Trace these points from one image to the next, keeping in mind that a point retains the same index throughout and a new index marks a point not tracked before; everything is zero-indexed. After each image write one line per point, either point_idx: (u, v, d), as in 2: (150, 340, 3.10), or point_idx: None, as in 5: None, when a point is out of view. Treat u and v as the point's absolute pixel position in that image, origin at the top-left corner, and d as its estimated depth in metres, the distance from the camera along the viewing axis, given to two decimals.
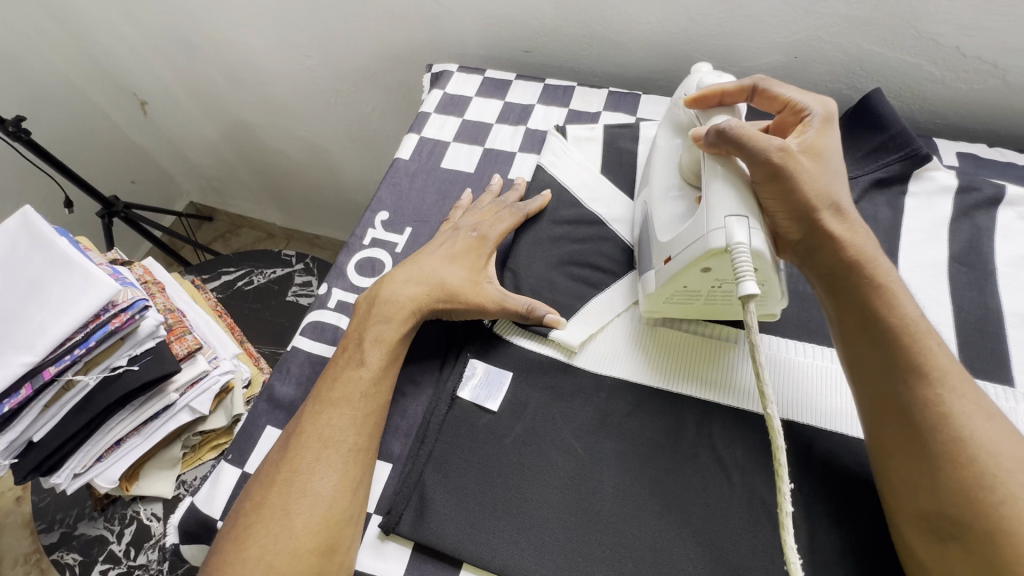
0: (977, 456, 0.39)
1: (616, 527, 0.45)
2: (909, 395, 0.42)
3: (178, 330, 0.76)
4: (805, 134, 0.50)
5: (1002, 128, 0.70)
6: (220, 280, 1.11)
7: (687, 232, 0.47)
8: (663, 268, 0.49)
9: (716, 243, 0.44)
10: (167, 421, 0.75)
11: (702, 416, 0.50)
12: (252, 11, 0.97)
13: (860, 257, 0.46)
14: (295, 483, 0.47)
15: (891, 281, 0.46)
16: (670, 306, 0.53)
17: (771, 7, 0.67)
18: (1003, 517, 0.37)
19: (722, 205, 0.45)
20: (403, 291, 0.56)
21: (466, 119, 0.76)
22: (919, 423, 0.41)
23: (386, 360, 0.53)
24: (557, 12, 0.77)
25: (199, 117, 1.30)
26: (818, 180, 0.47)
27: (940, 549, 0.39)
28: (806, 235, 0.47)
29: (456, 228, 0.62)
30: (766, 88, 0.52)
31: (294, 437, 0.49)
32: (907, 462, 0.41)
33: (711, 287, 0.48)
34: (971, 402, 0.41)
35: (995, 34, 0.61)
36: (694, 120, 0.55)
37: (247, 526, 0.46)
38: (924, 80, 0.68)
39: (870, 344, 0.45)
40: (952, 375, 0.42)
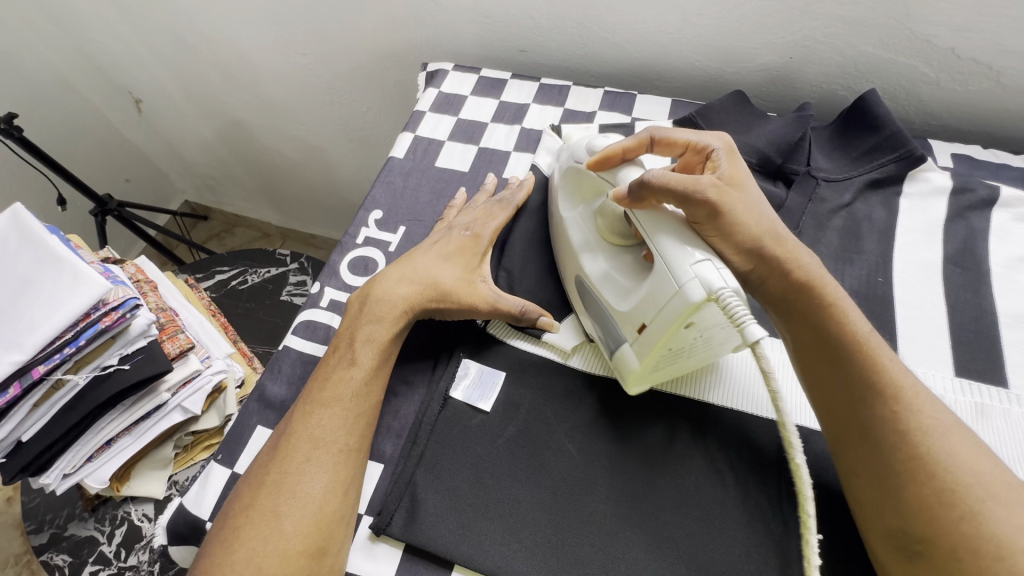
0: (937, 472, 0.39)
1: (609, 529, 0.45)
2: (869, 415, 0.42)
3: (169, 329, 0.76)
4: (719, 168, 0.50)
5: (998, 131, 0.70)
6: (214, 279, 1.10)
7: (654, 293, 0.45)
8: (641, 338, 0.46)
9: (696, 295, 0.41)
10: (159, 421, 0.74)
11: (697, 417, 0.50)
12: (247, 10, 0.97)
13: (810, 280, 0.46)
14: (284, 484, 0.46)
15: (841, 299, 0.46)
16: (656, 374, 0.48)
17: (767, 7, 0.66)
18: (964, 532, 0.37)
19: (685, 255, 0.43)
20: (396, 289, 0.56)
21: (461, 118, 0.76)
22: (881, 442, 0.41)
23: (378, 359, 0.53)
24: (553, 10, 0.76)
25: (194, 116, 1.29)
26: (751, 210, 0.48)
27: (906, 565, 0.38)
28: (758, 263, 0.47)
29: (450, 227, 0.61)
30: (662, 136, 0.52)
31: (284, 438, 0.49)
32: (872, 478, 0.41)
33: (693, 341, 0.45)
34: (929, 416, 0.41)
35: (990, 36, 0.61)
36: (598, 179, 0.55)
37: (235, 527, 0.45)
38: (919, 82, 0.68)
39: (825, 365, 0.45)
40: (907, 389, 0.42)
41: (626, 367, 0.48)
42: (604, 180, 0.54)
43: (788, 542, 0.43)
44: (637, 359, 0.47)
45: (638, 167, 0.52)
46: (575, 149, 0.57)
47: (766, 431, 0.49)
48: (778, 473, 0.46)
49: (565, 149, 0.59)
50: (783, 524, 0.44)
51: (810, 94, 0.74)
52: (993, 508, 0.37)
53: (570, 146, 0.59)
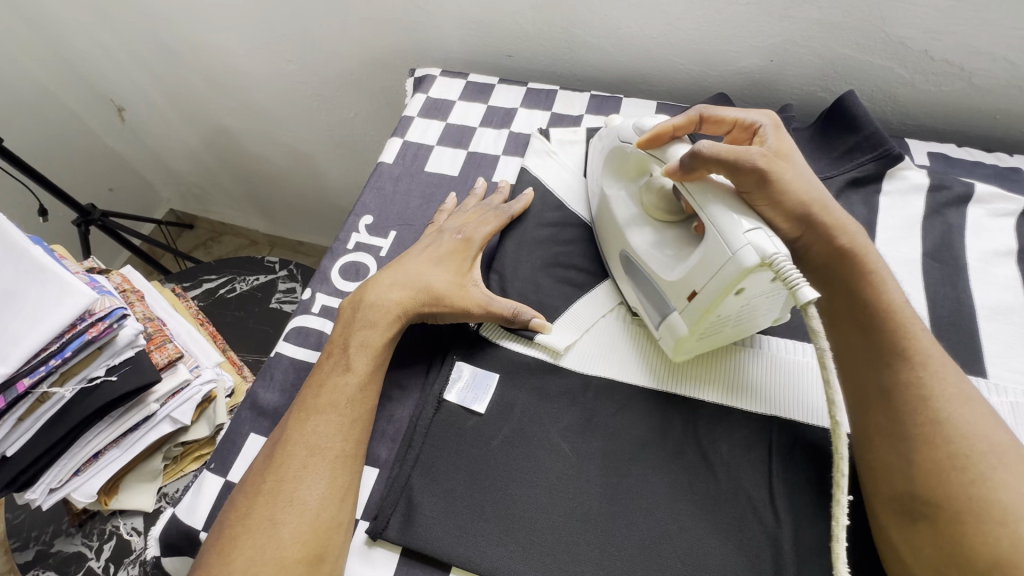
0: (951, 437, 0.40)
1: (605, 526, 0.45)
2: (893, 379, 0.43)
3: (158, 338, 0.76)
4: (766, 142, 0.53)
5: (970, 130, 0.72)
6: (202, 287, 1.10)
7: (704, 263, 0.46)
8: (691, 305, 0.47)
9: (750, 261, 0.42)
10: (147, 433, 0.74)
11: (688, 414, 0.51)
12: (232, 16, 0.97)
13: (852, 247, 0.48)
14: (279, 490, 0.46)
15: (880, 268, 0.48)
16: (701, 343, 0.50)
17: (748, 11, 0.68)
18: (970, 495, 0.38)
19: (735, 223, 0.44)
20: (389, 294, 0.56)
21: (449, 123, 0.76)
22: (900, 404, 0.43)
23: (370, 364, 0.53)
24: (538, 17, 0.78)
25: (178, 123, 1.28)
26: (801, 179, 0.49)
27: (910, 529, 0.40)
28: (807, 232, 0.49)
29: (440, 231, 0.61)
30: (712, 115, 0.54)
31: (280, 446, 0.49)
32: (887, 442, 0.42)
33: (739, 309, 0.47)
34: (953, 385, 0.42)
35: (961, 38, 0.63)
36: (648, 159, 0.55)
37: (232, 534, 0.45)
38: (895, 82, 0.70)
39: (856, 333, 0.47)
40: (935, 359, 0.44)
41: (674, 335, 0.50)
42: (654, 159, 0.54)
43: (781, 536, 0.44)
44: (687, 326, 0.48)
45: (688, 144, 0.52)
46: (619, 129, 0.58)
47: (758, 426, 0.49)
48: (770, 467, 0.47)
49: (608, 131, 0.61)
50: (775, 516, 0.45)
51: (791, 96, 0.76)
52: (1003, 476, 0.38)
53: (615, 128, 0.59)
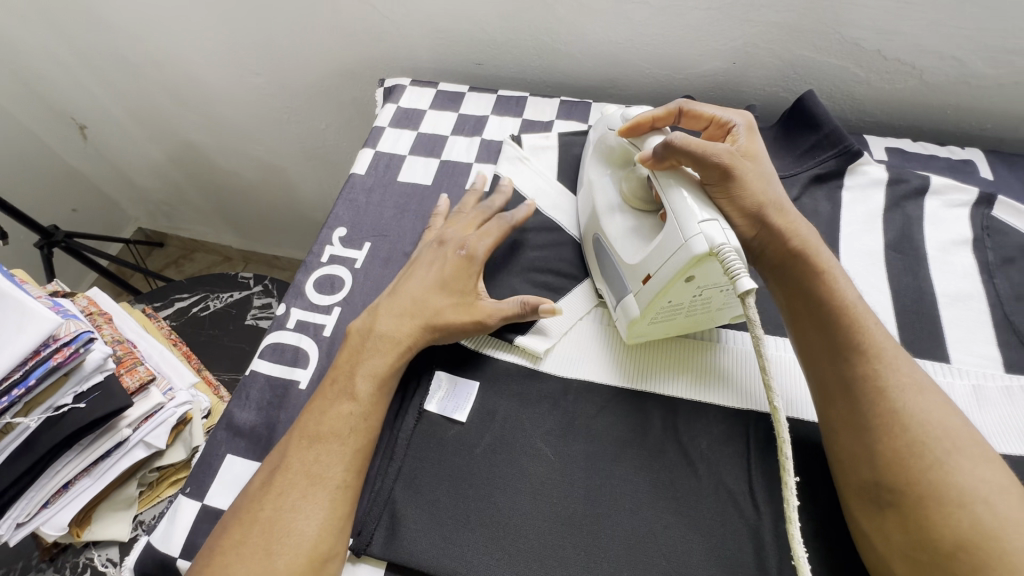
0: (908, 425, 0.42)
1: (590, 529, 0.46)
2: (849, 372, 0.45)
3: (128, 361, 0.74)
4: (737, 141, 0.54)
5: (924, 125, 0.75)
6: (173, 307, 1.07)
7: (662, 247, 0.47)
8: (645, 287, 0.49)
9: (699, 249, 0.44)
10: (120, 459, 0.72)
11: (668, 411, 0.51)
12: (196, 31, 0.96)
13: (803, 247, 0.49)
14: (277, 520, 0.45)
15: (832, 270, 0.49)
16: (653, 327, 0.52)
17: (709, 16, 0.70)
18: (931, 480, 0.40)
19: (692, 213, 0.46)
20: (399, 324, 0.54)
21: (421, 132, 0.76)
22: (858, 394, 0.44)
23: (374, 392, 0.51)
24: (505, 24, 0.78)
25: (144, 139, 1.25)
26: (759, 179, 0.50)
27: (878, 517, 0.41)
28: (761, 232, 0.50)
29: (442, 245, 0.59)
30: (690, 109, 0.56)
31: (279, 473, 0.47)
32: (852, 433, 0.44)
33: (692, 297, 0.49)
34: (906, 374, 0.44)
35: (910, 37, 0.66)
36: (627, 147, 0.57)
37: (224, 563, 0.43)
38: (851, 82, 0.73)
39: (814, 331, 0.48)
40: (887, 351, 0.45)
41: (628, 317, 0.52)
42: (633, 147, 0.56)
43: (762, 527, 0.45)
44: (640, 309, 0.50)
45: (665, 134, 0.54)
46: (610, 119, 0.60)
47: (737, 421, 0.50)
48: (749, 461, 0.48)
49: (601, 120, 0.62)
50: (755, 508, 0.46)
51: (755, 96, 0.78)
52: (957, 460, 0.40)
53: (607, 117, 0.61)
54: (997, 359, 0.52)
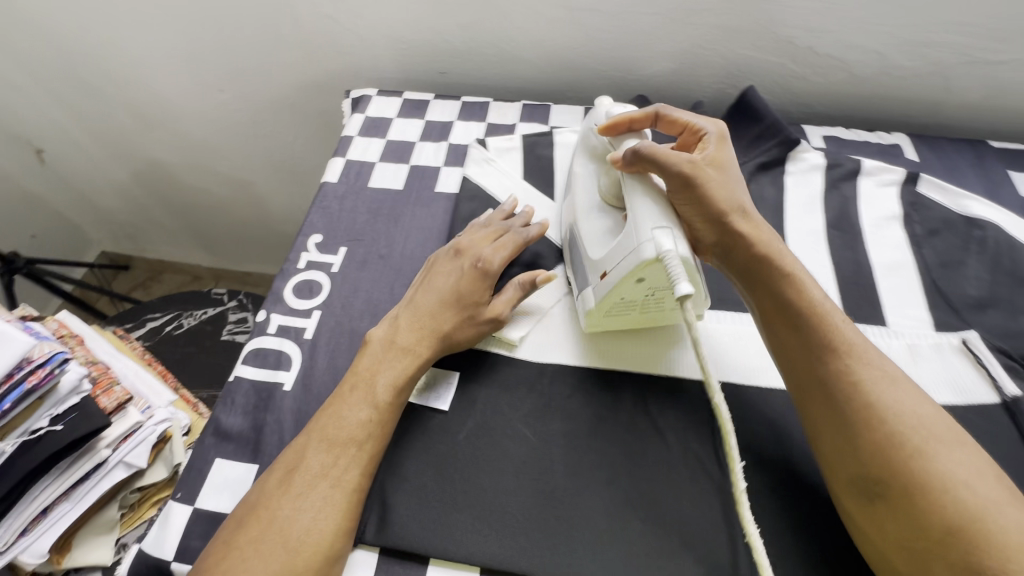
0: (886, 418, 0.44)
1: (570, 500, 0.49)
2: (826, 371, 0.47)
3: (103, 382, 0.75)
4: (707, 149, 0.56)
5: (856, 114, 0.82)
6: (146, 327, 1.07)
7: (620, 247, 0.51)
8: (602, 283, 0.53)
9: (647, 253, 0.47)
10: (101, 482, 0.71)
11: (637, 385, 0.55)
12: (158, 49, 0.96)
13: (769, 254, 0.52)
14: (294, 522, 0.45)
15: (800, 272, 0.52)
16: (609, 321, 0.56)
17: (655, 20, 0.75)
18: (914, 469, 0.42)
19: (649, 219, 0.49)
20: (414, 334, 0.55)
21: (389, 139, 0.78)
22: (837, 392, 0.46)
23: (393, 401, 0.51)
24: (466, 34, 0.82)
25: (107, 160, 1.24)
26: (726, 187, 0.53)
27: (869, 509, 0.43)
28: (722, 237, 0.52)
29: (460, 256, 0.59)
30: (666, 114, 0.58)
31: (290, 475, 0.47)
32: (834, 429, 0.46)
33: (645, 295, 0.52)
34: (876, 370, 0.47)
35: (837, 35, 0.72)
36: (608, 147, 0.60)
37: (239, 559, 0.44)
38: (789, 76, 0.79)
39: (788, 332, 0.50)
40: (858, 348, 0.48)
41: (585, 308, 0.56)
42: (612, 146, 0.59)
43: (727, 485, 0.49)
44: (596, 302, 0.54)
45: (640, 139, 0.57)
46: (596, 116, 0.62)
47: (701, 392, 0.54)
48: (712, 425, 0.52)
49: (590, 117, 0.64)
50: (720, 468, 0.50)
51: (703, 93, 0.83)
52: (935, 447, 0.43)
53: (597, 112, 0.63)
54: (929, 320, 0.58)
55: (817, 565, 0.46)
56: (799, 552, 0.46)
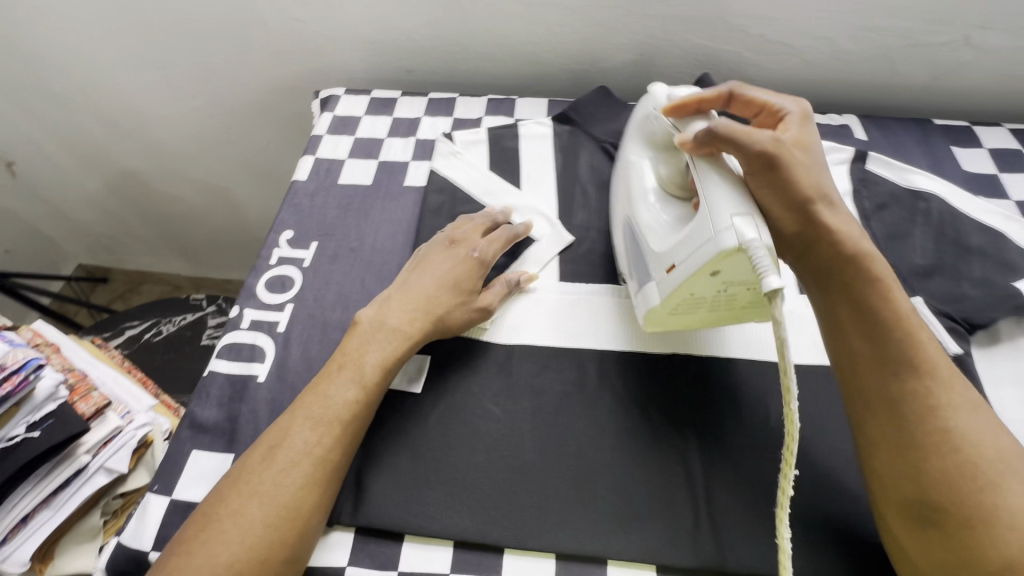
0: (960, 447, 0.42)
1: (539, 473, 0.50)
2: (900, 388, 0.44)
3: (81, 389, 0.75)
4: (789, 129, 0.54)
5: (809, 98, 0.85)
6: (124, 335, 1.06)
7: (691, 238, 0.49)
8: (669, 277, 0.51)
9: (728, 244, 0.45)
10: (81, 489, 0.71)
11: (602, 360, 0.57)
12: (127, 57, 0.97)
13: (858, 253, 0.48)
14: (276, 496, 0.46)
15: (885, 275, 0.48)
16: (672, 317, 0.54)
17: (613, 13, 0.77)
18: (983, 502, 0.40)
19: (726, 206, 0.48)
20: (406, 318, 0.56)
21: (358, 137, 0.79)
22: (908, 414, 0.43)
23: (380, 382, 0.52)
24: (430, 32, 0.83)
25: (79, 171, 1.23)
26: (809, 169, 0.50)
27: (919, 533, 0.42)
28: (804, 225, 0.49)
29: (454, 246, 0.61)
30: (742, 94, 0.56)
31: (273, 450, 0.48)
32: (894, 450, 0.43)
33: (718, 291, 0.50)
34: (958, 394, 0.44)
35: (787, 22, 0.75)
36: (671, 130, 0.58)
37: (219, 531, 0.44)
38: (744, 64, 0.82)
39: (862, 338, 0.46)
40: (942, 369, 0.44)
41: (647, 305, 0.54)
42: (676, 129, 0.57)
43: (688, 452, 0.51)
44: (660, 299, 0.52)
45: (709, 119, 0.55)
46: (654, 98, 0.60)
47: (662, 363, 0.56)
48: (672, 393, 0.54)
49: (643, 101, 0.63)
50: (681, 436, 0.52)
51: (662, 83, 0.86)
52: (1009, 482, 0.40)
53: (650, 96, 0.61)
54: None
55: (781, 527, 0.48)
56: (757, 508, 0.49)
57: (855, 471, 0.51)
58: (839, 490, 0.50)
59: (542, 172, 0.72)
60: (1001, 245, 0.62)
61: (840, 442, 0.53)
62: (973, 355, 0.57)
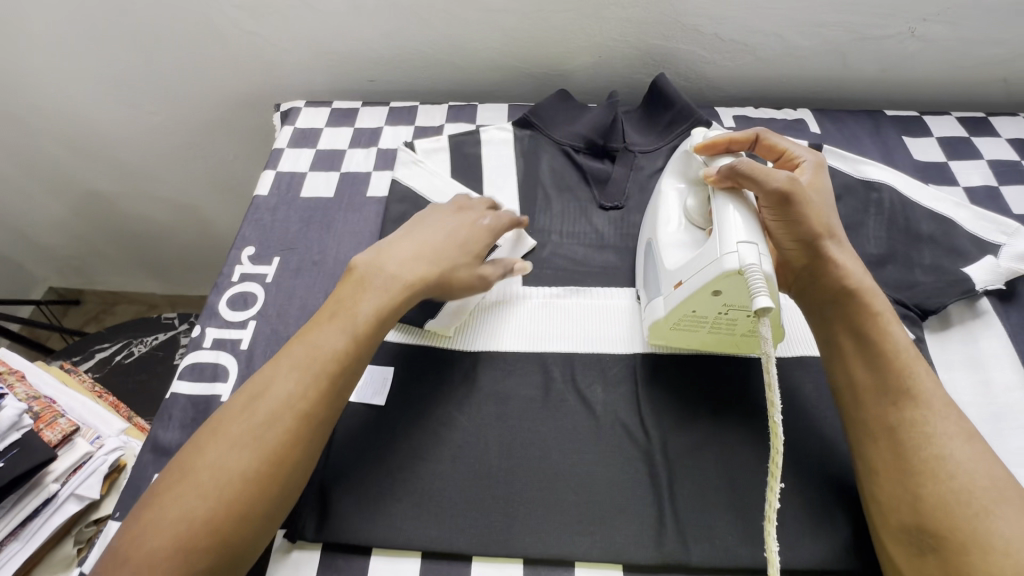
0: (955, 474, 0.43)
1: (505, 478, 0.51)
2: (897, 418, 0.46)
3: (46, 416, 0.73)
4: (803, 176, 0.57)
5: (766, 94, 0.87)
6: (94, 358, 1.04)
7: (699, 257, 0.51)
8: (675, 292, 0.53)
9: (730, 265, 0.47)
10: (51, 518, 0.69)
11: (566, 363, 0.57)
12: (84, 77, 0.95)
13: (859, 289, 0.51)
14: (256, 446, 0.45)
15: (886, 312, 0.51)
16: (674, 334, 0.55)
17: (568, 16, 0.78)
18: (977, 527, 0.41)
19: (736, 231, 0.49)
20: (401, 266, 0.54)
21: (319, 149, 0.79)
22: (906, 442, 0.45)
23: (371, 331, 0.51)
24: (388, 41, 0.83)
25: (42, 194, 1.21)
26: (821, 211, 0.53)
27: (917, 558, 0.43)
28: (809, 261, 0.52)
29: (463, 210, 0.62)
30: (767, 139, 0.59)
31: (256, 400, 0.46)
32: (895, 476, 0.45)
33: (719, 313, 0.52)
34: (954, 423, 0.46)
35: (739, 22, 0.76)
36: (702, 165, 0.58)
37: (194, 483, 0.43)
38: (700, 62, 0.83)
39: (868, 369, 0.49)
40: (939, 401, 0.47)
41: (652, 318, 0.55)
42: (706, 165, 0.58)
43: (652, 448, 0.52)
44: (665, 313, 0.54)
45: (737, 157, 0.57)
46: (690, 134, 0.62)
47: (624, 363, 0.57)
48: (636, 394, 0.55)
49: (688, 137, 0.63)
50: (646, 434, 0.53)
51: (622, 84, 0.87)
52: (1003, 510, 0.42)
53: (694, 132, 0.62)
54: None
55: (744, 521, 0.48)
56: (720, 502, 0.49)
57: (815, 459, 0.52)
58: (801, 480, 0.51)
59: (504, 177, 0.73)
60: (951, 231, 0.63)
61: (799, 430, 0.54)
62: (925, 341, 0.58)
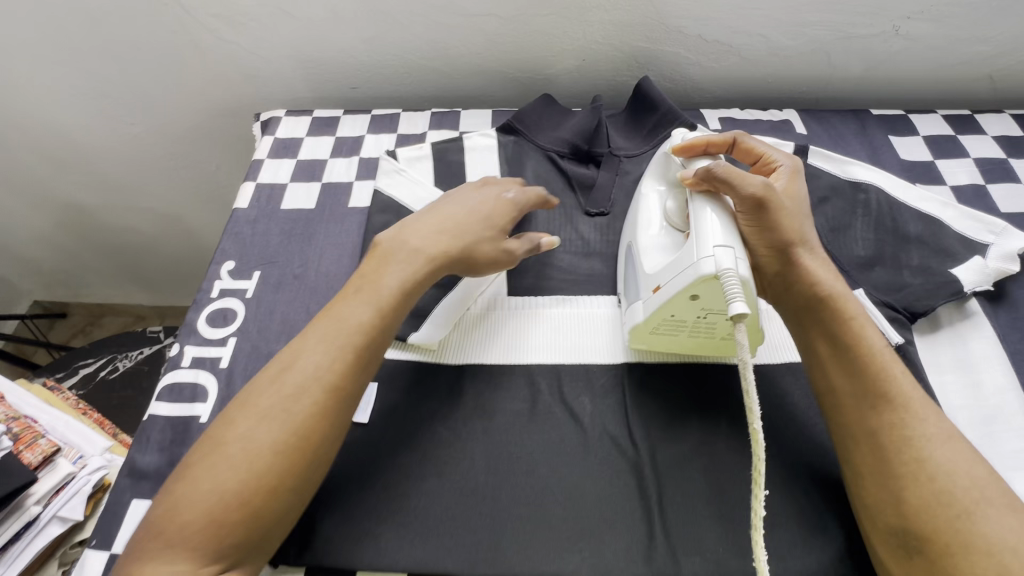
0: (937, 476, 0.43)
1: (490, 494, 0.50)
2: (878, 422, 0.46)
3: (26, 436, 0.70)
4: (777, 182, 0.56)
5: (752, 94, 0.86)
6: (78, 374, 1.03)
7: (676, 261, 0.50)
8: (653, 296, 0.52)
9: (706, 270, 0.47)
10: (33, 541, 0.68)
11: (553, 375, 0.57)
12: (60, 90, 0.93)
13: (830, 294, 0.51)
14: (286, 418, 0.44)
15: (860, 316, 0.50)
16: (654, 338, 0.54)
17: (550, 20, 0.77)
18: (961, 530, 0.41)
19: (712, 235, 0.48)
20: (427, 240, 0.54)
21: (300, 159, 0.78)
22: (887, 446, 0.45)
23: (398, 304, 0.51)
24: (369, 48, 0.82)
25: (23, 209, 1.19)
26: (794, 217, 0.52)
27: (906, 563, 0.42)
28: (783, 267, 0.52)
29: (486, 185, 0.61)
30: (744, 143, 0.58)
31: (283, 373, 0.46)
32: (879, 481, 0.44)
33: (697, 317, 0.51)
34: (934, 424, 0.45)
35: (722, 23, 0.76)
36: (680, 167, 0.58)
37: (224, 457, 0.43)
38: (685, 64, 0.82)
39: (845, 375, 0.48)
40: (916, 402, 0.46)
41: (632, 321, 0.54)
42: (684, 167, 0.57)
43: (640, 460, 0.51)
44: (644, 317, 0.53)
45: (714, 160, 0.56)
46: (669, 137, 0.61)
47: (611, 373, 0.56)
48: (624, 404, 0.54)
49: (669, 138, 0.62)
50: (633, 446, 0.52)
51: (607, 87, 0.86)
52: (984, 511, 0.41)
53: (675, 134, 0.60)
54: None
55: (735, 532, 0.48)
56: (711, 514, 0.48)
57: (806, 467, 0.52)
58: (794, 489, 0.50)
59: None
60: (938, 231, 0.63)
61: (789, 437, 0.53)
62: (913, 343, 0.58)
